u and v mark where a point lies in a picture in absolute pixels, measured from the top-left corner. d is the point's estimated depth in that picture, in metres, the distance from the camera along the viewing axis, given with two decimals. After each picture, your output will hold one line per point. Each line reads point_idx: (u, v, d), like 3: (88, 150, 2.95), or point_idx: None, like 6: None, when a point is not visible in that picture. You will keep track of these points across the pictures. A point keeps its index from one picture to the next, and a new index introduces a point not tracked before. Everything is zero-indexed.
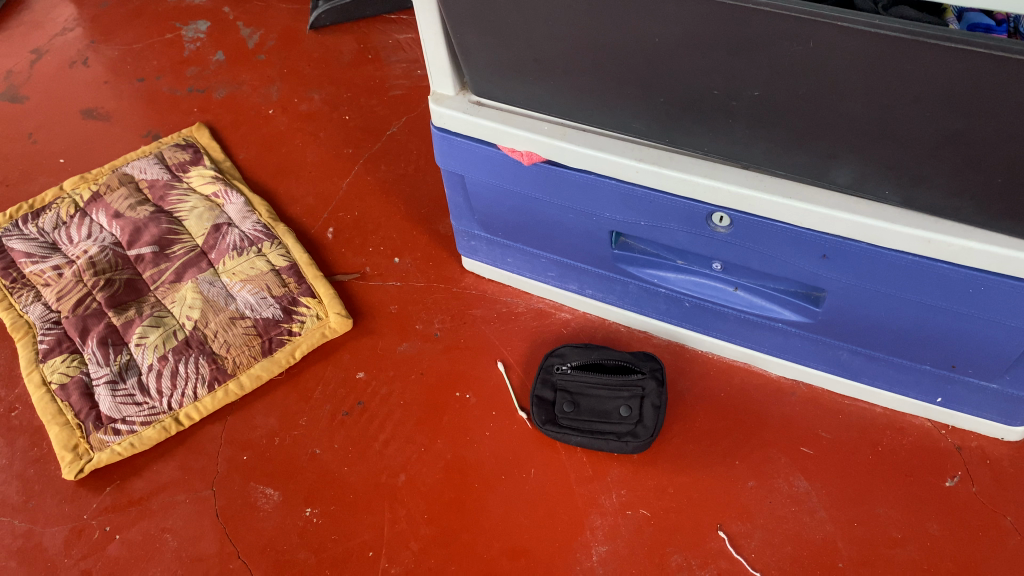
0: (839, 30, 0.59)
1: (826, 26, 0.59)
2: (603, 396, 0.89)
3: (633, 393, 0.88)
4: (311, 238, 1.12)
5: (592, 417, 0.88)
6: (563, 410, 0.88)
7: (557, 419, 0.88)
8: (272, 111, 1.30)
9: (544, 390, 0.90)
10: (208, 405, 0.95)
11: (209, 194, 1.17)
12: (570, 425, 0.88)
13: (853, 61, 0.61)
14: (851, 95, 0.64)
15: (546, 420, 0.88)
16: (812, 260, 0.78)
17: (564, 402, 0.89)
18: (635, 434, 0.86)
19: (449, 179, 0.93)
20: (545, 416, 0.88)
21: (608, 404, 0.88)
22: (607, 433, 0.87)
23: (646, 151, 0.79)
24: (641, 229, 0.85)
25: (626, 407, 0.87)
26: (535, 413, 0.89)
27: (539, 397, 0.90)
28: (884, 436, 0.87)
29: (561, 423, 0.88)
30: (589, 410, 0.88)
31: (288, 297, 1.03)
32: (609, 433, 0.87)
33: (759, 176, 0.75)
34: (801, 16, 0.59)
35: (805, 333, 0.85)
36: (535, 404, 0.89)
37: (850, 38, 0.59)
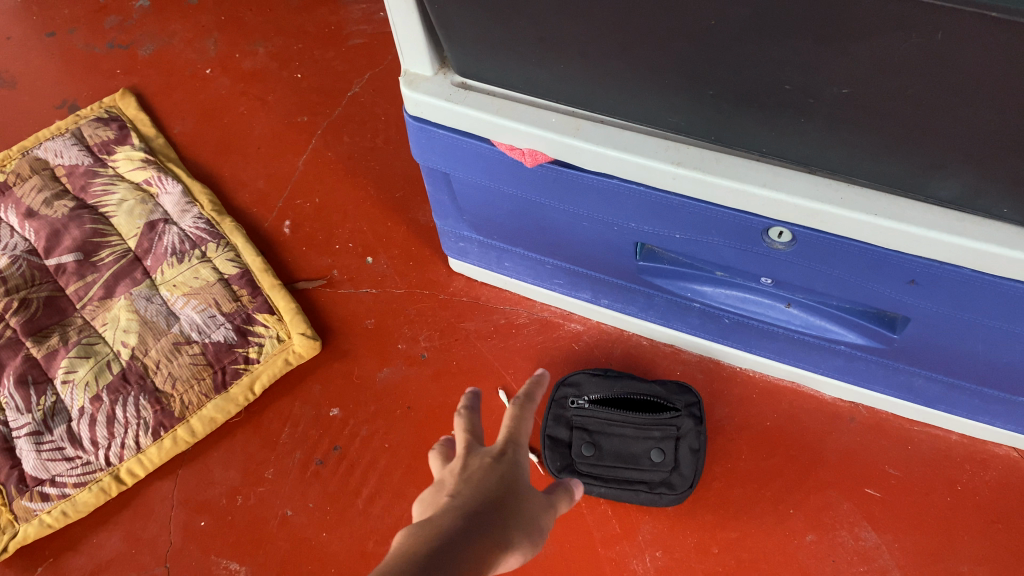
0: (986, 21, 0.41)
1: (965, 15, 0.41)
2: (629, 436, 0.74)
3: (666, 434, 0.74)
4: (265, 234, 0.94)
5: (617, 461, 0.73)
6: (582, 453, 0.74)
7: (575, 464, 0.74)
8: (210, 71, 1.10)
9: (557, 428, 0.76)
10: (154, 457, 0.79)
11: (140, 182, 0.98)
12: (591, 470, 0.74)
13: (997, 59, 0.43)
14: (982, 98, 0.47)
15: (562, 466, 0.74)
16: (893, 284, 0.62)
17: (582, 444, 0.74)
18: (669, 483, 0.72)
19: (430, 175, 0.75)
20: (560, 461, 0.74)
21: (635, 447, 0.74)
22: (636, 483, 0.73)
23: (685, 151, 0.61)
24: (673, 240, 0.68)
25: (658, 451, 0.73)
26: (547, 457, 0.74)
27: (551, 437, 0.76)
28: (963, 472, 0.73)
29: (580, 469, 0.74)
30: (613, 453, 0.74)
31: (242, 315, 0.86)
32: (638, 482, 0.73)
33: (833, 183, 0.58)
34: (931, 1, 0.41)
35: (873, 357, 0.70)
36: (548, 445, 0.75)
37: (1004, 30, 0.41)
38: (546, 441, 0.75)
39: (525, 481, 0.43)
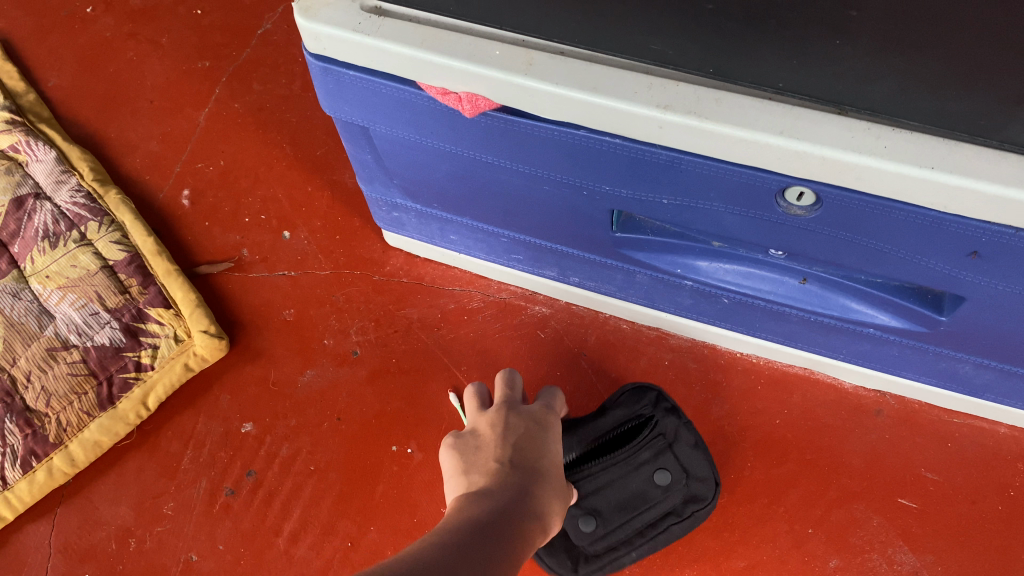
0: None
1: None
2: (620, 477, 0.58)
3: (659, 449, 0.59)
4: (159, 208, 0.77)
5: (627, 506, 0.58)
6: (579, 529, 0.57)
7: (585, 547, 0.58)
8: (90, 9, 0.91)
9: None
10: (25, 495, 0.64)
11: (5, 149, 0.79)
12: (605, 543, 0.58)
13: None
14: None
15: (575, 564, 0.57)
16: (947, 256, 0.48)
17: (574, 519, 0.57)
18: (694, 495, 0.58)
19: (346, 131, 0.59)
20: (567, 559, 0.57)
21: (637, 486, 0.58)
22: (660, 518, 0.58)
23: (673, 88, 0.45)
24: (658, 206, 0.53)
25: (662, 472, 0.58)
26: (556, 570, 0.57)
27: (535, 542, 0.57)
28: (1015, 473, 0.60)
29: (591, 548, 0.58)
30: (618, 504, 0.58)
31: (131, 311, 0.70)
32: (660, 517, 0.58)
33: (872, 127, 0.43)
34: None
35: (909, 341, 0.56)
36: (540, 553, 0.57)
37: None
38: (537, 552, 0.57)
39: (557, 466, 0.50)
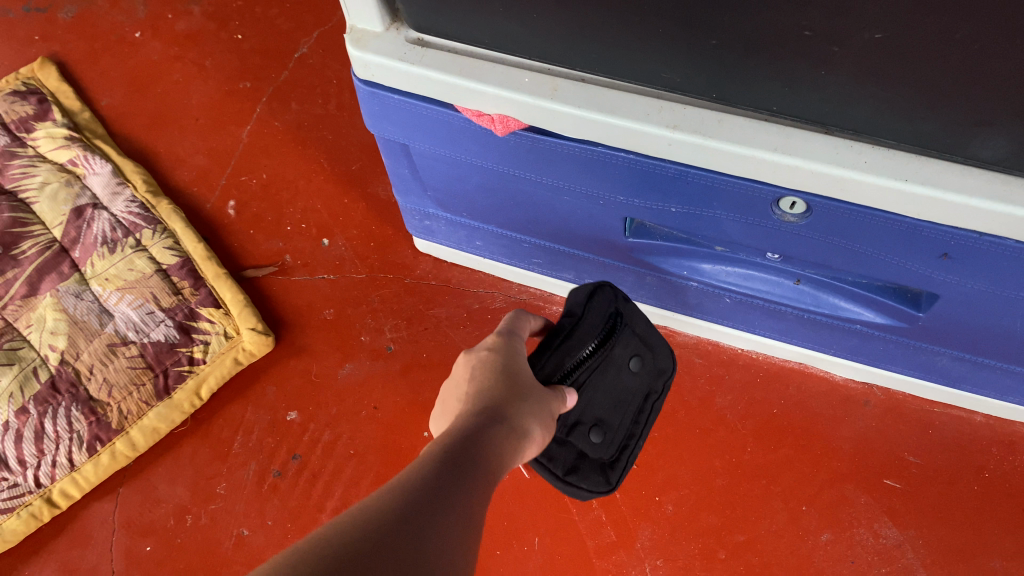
0: None
1: None
2: (606, 364, 0.53)
3: (625, 336, 0.54)
4: (207, 217, 0.84)
5: (620, 385, 0.54)
6: (593, 443, 0.53)
7: (604, 456, 0.54)
8: (139, 34, 0.98)
9: (552, 464, 0.52)
10: (90, 476, 0.71)
11: (65, 163, 0.87)
12: (610, 402, 0.54)
13: None
14: None
15: (604, 476, 0.54)
16: (922, 258, 0.54)
17: (583, 436, 0.53)
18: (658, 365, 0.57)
19: (386, 147, 0.66)
20: (598, 476, 0.53)
21: (614, 372, 0.54)
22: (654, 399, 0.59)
23: (682, 111, 0.52)
24: (667, 214, 0.60)
25: (635, 357, 0.55)
26: (595, 490, 0.53)
27: (566, 475, 0.52)
28: (990, 457, 0.66)
29: (607, 434, 0.53)
30: (612, 406, 0.54)
31: (184, 310, 0.77)
32: (645, 401, 0.55)
33: (854, 145, 0.50)
34: None
35: (892, 336, 0.63)
36: (576, 483, 0.52)
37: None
38: (572, 480, 0.52)
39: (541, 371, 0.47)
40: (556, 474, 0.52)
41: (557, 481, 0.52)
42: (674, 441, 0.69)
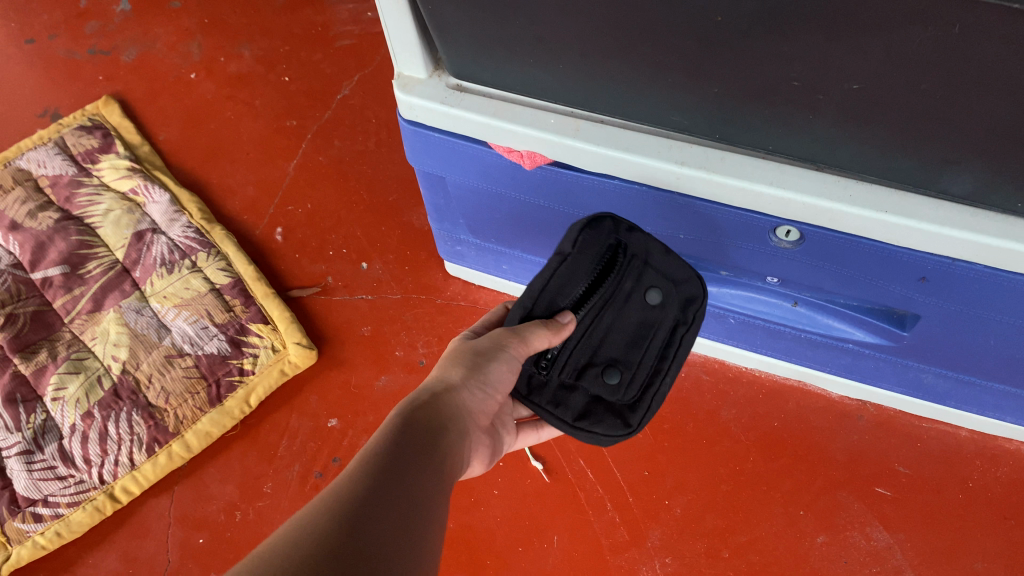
0: (1009, 14, 0.40)
1: (987, 8, 0.40)
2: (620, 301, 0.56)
3: (640, 270, 0.55)
4: (256, 242, 0.92)
5: (643, 322, 0.56)
6: (607, 385, 0.55)
7: (623, 397, 0.56)
8: (194, 75, 1.07)
9: (562, 411, 0.56)
10: (149, 474, 0.78)
11: (127, 191, 0.96)
12: (628, 348, 0.56)
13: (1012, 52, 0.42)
14: (997, 90, 0.45)
15: (623, 418, 0.56)
16: (903, 282, 0.61)
17: (597, 378, 0.55)
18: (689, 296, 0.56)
19: (424, 179, 0.73)
20: (614, 419, 0.55)
21: (633, 309, 0.56)
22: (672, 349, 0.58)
23: (689, 149, 0.59)
24: (676, 240, 0.67)
25: (652, 290, 0.55)
26: (609, 437, 0.55)
27: (577, 421, 0.55)
28: (975, 468, 0.72)
29: (625, 379, 0.55)
30: (628, 346, 0.56)
31: (235, 325, 0.84)
32: (672, 334, 0.56)
33: (840, 180, 0.57)
34: None
35: (880, 355, 0.69)
36: (589, 427, 0.55)
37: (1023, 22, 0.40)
38: (583, 426, 0.55)
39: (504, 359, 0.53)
40: (566, 421, 0.55)
41: (568, 427, 0.55)
42: (683, 450, 0.75)
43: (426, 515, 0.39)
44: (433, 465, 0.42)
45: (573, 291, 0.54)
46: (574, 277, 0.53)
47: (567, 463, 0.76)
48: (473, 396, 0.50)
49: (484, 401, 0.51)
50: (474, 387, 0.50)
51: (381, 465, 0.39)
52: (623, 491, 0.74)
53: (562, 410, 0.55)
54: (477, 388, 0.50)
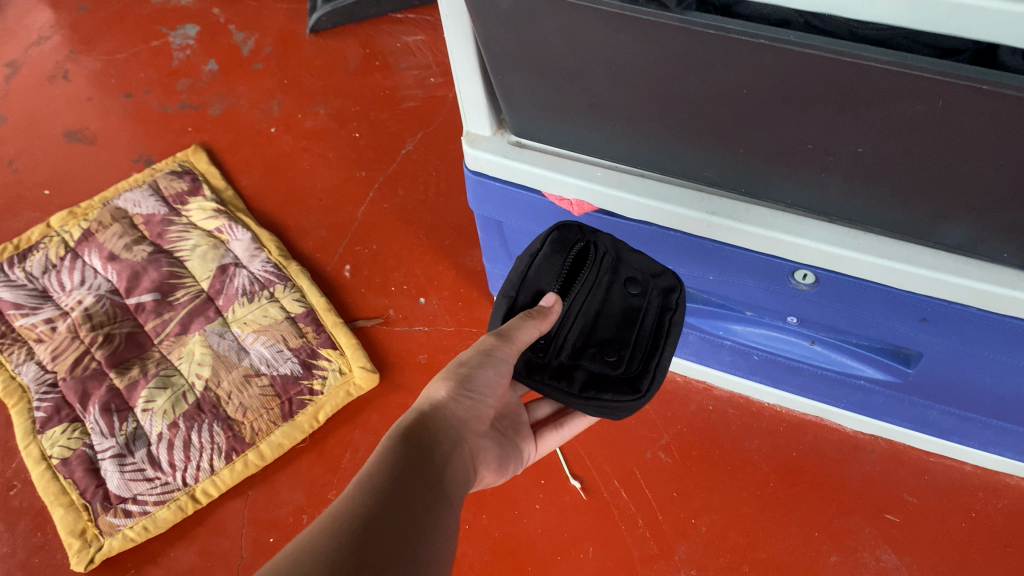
0: (981, 94, 0.48)
1: (963, 88, 0.49)
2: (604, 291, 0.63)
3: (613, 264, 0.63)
4: (326, 277, 1.02)
5: (628, 307, 0.62)
6: (607, 359, 0.61)
7: (625, 369, 0.61)
8: (274, 129, 1.20)
9: (567, 387, 0.60)
10: (226, 479, 0.87)
11: (213, 230, 1.07)
12: (620, 328, 0.62)
13: (988, 123, 0.51)
14: (978, 156, 0.54)
15: (630, 387, 0.60)
16: (907, 322, 0.69)
17: (597, 356, 0.61)
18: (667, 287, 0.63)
19: (484, 223, 0.84)
20: (622, 388, 0.60)
21: (616, 296, 0.63)
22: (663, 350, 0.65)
23: (718, 201, 0.69)
24: (706, 281, 0.76)
25: (629, 281, 0.63)
26: (619, 401, 0.59)
27: (584, 392, 0.60)
28: (977, 499, 0.79)
29: (622, 353, 0.61)
30: (620, 326, 0.62)
31: (307, 350, 0.94)
32: (659, 316, 0.62)
33: (851, 232, 0.66)
34: (929, 76, 0.49)
35: (889, 391, 0.77)
36: (600, 398, 0.59)
37: (993, 101, 0.49)
38: (590, 395, 0.59)
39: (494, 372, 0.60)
40: (572, 394, 0.60)
41: (578, 400, 0.60)
42: (709, 475, 0.83)
43: (430, 529, 0.45)
44: (432, 480, 0.48)
45: (551, 276, 0.61)
46: (549, 263, 0.61)
47: (603, 483, 0.84)
48: (461, 405, 0.57)
49: (475, 408, 0.58)
50: (461, 397, 0.57)
51: (387, 486, 0.46)
52: (654, 509, 0.82)
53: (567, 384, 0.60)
54: (465, 396, 0.57)
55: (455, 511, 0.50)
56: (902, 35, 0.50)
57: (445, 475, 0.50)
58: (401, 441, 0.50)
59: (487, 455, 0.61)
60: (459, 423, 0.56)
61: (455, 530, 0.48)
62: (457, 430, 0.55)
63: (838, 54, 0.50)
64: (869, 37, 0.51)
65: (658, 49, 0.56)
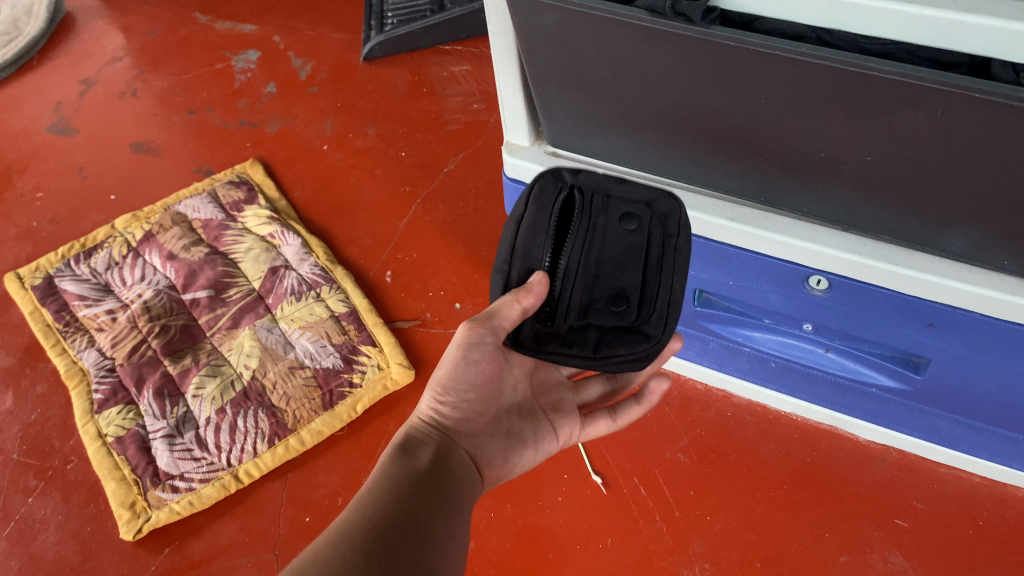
0: (975, 102, 0.51)
1: (958, 97, 0.52)
2: (598, 242, 0.66)
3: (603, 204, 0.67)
4: (368, 283, 1.09)
5: (627, 246, 0.65)
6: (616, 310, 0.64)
7: (633, 316, 0.64)
8: (326, 146, 1.28)
9: (580, 348, 0.65)
10: (268, 462, 0.92)
11: (266, 235, 1.14)
12: (621, 274, 0.65)
13: (985, 130, 0.53)
14: (978, 165, 0.56)
15: (645, 333, 0.64)
16: (915, 327, 0.73)
17: (604, 308, 0.65)
18: (665, 212, 0.66)
19: None
20: (636, 339, 0.64)
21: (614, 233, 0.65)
22: None
23: (739, 208, 0.74)
24: (726, 286, 0.81)
25: (625, 218, 0.66)
26: (635, 351, 0.63)
27: (597, 351, 0.64)
28: (985, 509, 0.82)
29: (629, 302, 0.64)
30: (622, 270, 0.65)
31: (348, 346, 1.01)
32: (662, 246, 0.65)
33: (863, 241, 0.70)
34: (924, 84, 0.52)
35: (899, 400, 0.80)
36: (614, 351, 0.64)
37: (989, 112, 0.52)
38: (603, 353, 0.64)
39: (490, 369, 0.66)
40: (587, 355, 0.64)
41: (593, 361, 0.64)
42: (725, 476, 0.87)
43: (416, 515, 0.52)
44: (421, 481, 0.56)
45: (541, 243, 0.65)
46: (536, 228, 0.65)
47: (623, 480, 0.88)
48: (446, 411, 0.64)
49: (466, 410, 0.65)
50: (445, 403, 0.65)
51: (376, 490, 0.54)
52: (671, 506, 0.86)
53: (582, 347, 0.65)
54: (448, 401, 0.64)
55: (455, 503, 0.56)
56: (905, 49, 0.55)
57: (432, 473, 0.58)
58: (395, 456, 0.59)
59: (504, 451, 0.66)
60: (445, 427, 0.64)
61: (454, 517, 0.55)
62: (443, 433, 0.63)
63: (847, 65, 0.54)
64: (873, 51, 0.56)
65: (685, 60, 0.61)
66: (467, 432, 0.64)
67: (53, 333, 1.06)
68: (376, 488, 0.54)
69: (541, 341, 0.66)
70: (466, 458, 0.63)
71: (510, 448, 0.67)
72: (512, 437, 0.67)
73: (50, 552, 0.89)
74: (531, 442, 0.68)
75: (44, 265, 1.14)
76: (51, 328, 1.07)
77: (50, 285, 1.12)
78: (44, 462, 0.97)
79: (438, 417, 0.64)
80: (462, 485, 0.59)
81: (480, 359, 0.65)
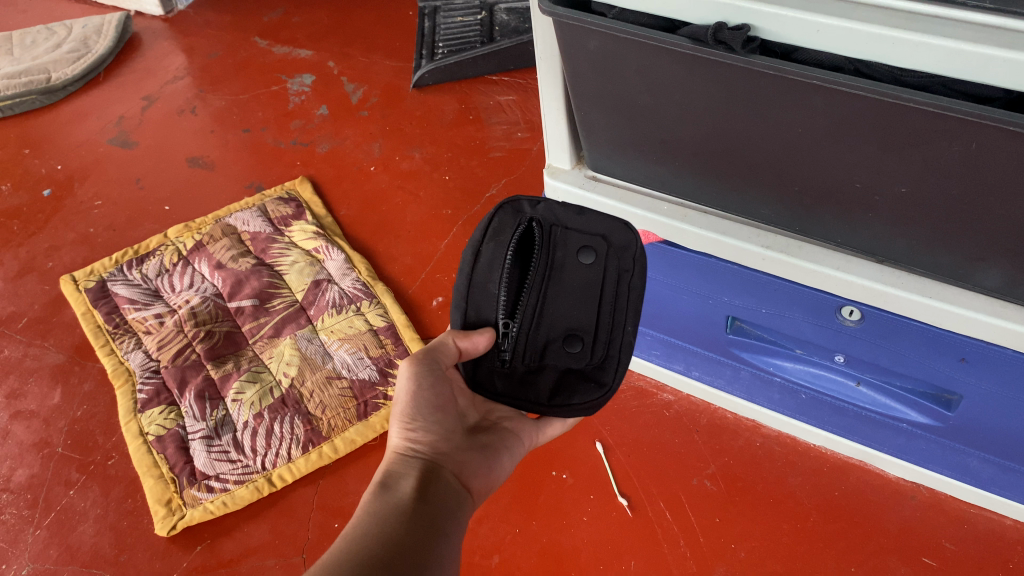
0: (1012, 134, 0.49)
1: (996, 130, 0.50)
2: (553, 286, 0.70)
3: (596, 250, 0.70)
4: (408, 300, 1.12)
5: (585, 280, 0.70)
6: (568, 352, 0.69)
7: (584, 369, 0.69)
8: (373, 168, 1.32)
9: (537, 394, 0.68)
10: (302, 467, 0.94)
11: (311, 249, 1.18)
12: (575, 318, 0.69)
13: (1021, 165, 0.51)
14: (1013, 199, 0.54)
15: (597, 379, 0.69)
16: (947, 362, 0.72)
17: (558, 350, 0.69)
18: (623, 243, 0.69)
19: None
20: (541, 390, 0.68)
21: (600, 268, 0.70)
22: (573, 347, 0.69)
23: (774, 237, 0.73)
24: (758, 314, 0.81)
25: (585, 252, 0.70)
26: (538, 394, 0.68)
27: (552, 399, 0.68)
28: (1016, 552, 0.81)
29: (582, 342, 0.69)
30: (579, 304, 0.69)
31: (385, 359, 1.03)
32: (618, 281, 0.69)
33: (897, 273, 0.68)
34: (963, 117, 0.50)
35: (930, 437, 0.80)
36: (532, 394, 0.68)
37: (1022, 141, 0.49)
38: (556, 403, 0.68)
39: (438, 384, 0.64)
40: (542, 402, 0.68)
41: (546, 406, 0.68)
42: (753, 506, 0.88)
43: (402, 550, 0.49)
44: (410, 516, 0.53)
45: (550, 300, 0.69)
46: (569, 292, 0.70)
47: (649, 504, 0.89)
48: (421, 435, 0.61)
49: (440, 430, 0.63)
50: (415, 430, 0.61)
51: (358, 530, 0.51)
52: (696, 533, 0.86)
53: (537, 392, 0.68)
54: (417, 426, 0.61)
55: (446, 529, 0.54)
56: (940, 82, 0.52)
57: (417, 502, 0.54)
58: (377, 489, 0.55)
59: (487, 461, 0.64)
60: (425, 453, 0.60)
61: (441, 544, 0.52)
62: (426, 459, 0.60)
63: (882, 96, 0.52)
64: (909, 84, 0.53)
65: (722, 88, 0.60)
66: (447, 452, 0.61)
67: (103, 334, 1.10)
68: (360, 528, 0.51)
69: (495, 380, 0.68)
70: (456, 478, 0.60)
71: (490, 457, 0.64)
72: (488, 445, 0.65)
73: (87, 543, 0.91)
74: (506, 447, 0.67)
75: (98, 269, 1.19)
76: (101, 329, 1.11)
77: (103, 289, 1.16)
78: (87, 456, 1.00)
79: (415, 442, 0.60)
80: (452, 505, 0.56)
81: (437, 384, 0.64)
